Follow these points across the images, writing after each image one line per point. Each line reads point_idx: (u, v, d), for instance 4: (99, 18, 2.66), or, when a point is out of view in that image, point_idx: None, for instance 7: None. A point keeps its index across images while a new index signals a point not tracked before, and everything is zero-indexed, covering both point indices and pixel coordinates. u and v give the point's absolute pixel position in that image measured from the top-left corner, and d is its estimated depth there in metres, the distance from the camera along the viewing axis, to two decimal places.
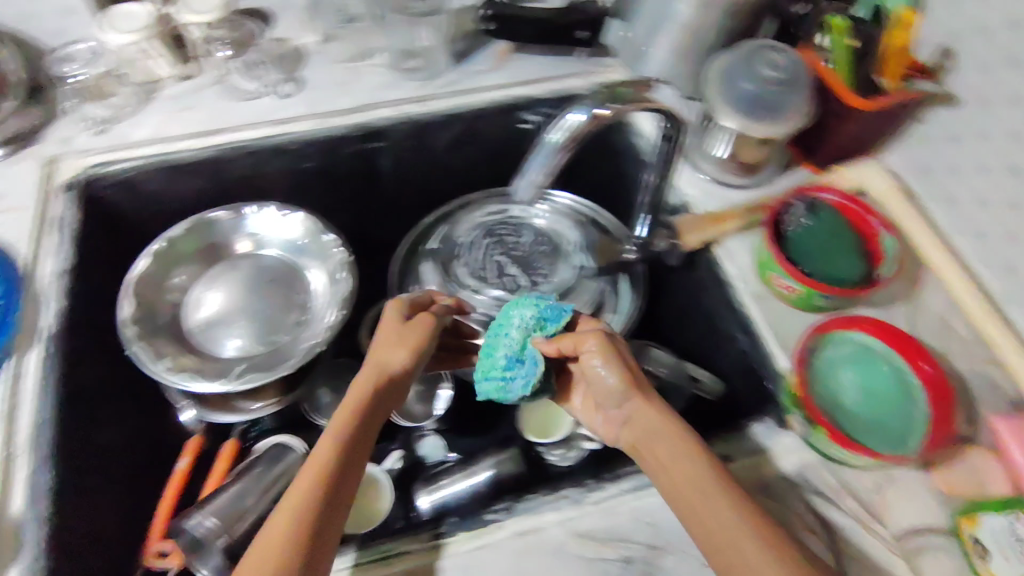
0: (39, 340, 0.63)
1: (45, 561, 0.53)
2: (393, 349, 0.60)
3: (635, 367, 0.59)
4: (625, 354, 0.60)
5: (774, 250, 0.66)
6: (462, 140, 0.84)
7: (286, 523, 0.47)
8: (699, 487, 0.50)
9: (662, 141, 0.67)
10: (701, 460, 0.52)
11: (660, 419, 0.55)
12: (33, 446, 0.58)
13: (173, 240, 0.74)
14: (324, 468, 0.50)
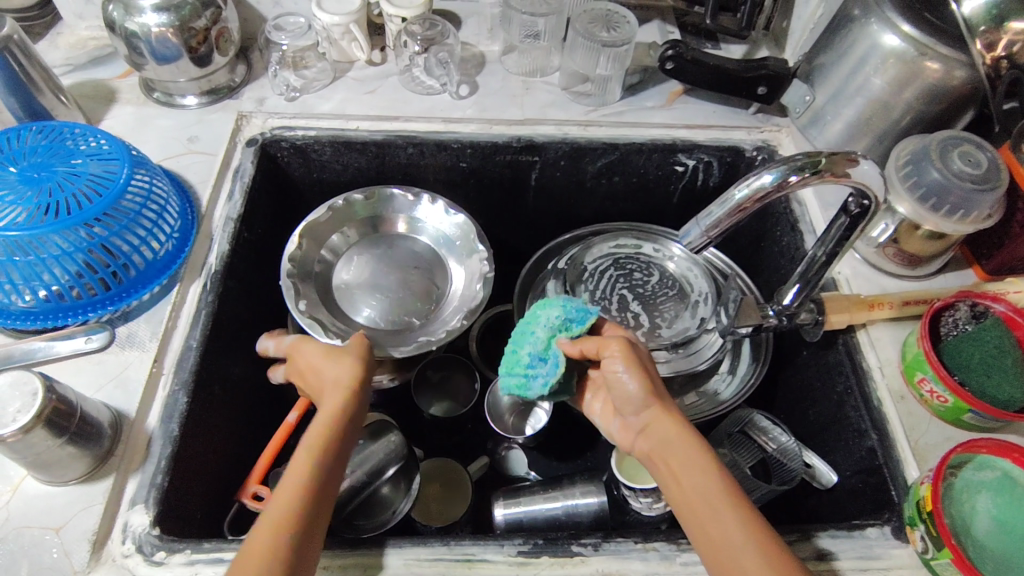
0: (201, 275, 0.68)
1: (162, 478, 0.57)
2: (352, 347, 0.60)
3: (654, 374, 0.57)
4: (649, 365, 0.57)
5: (928, 351, 0.62)
6: (613, 169, 0.85)
7: (285, 513, 0.47)
8: (717, 511, 0.48)
9: (847, 215, 0.58)
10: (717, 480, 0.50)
11: (676, 427, 0.53)
12: (176, 369, 0.63)
13: (352, 201, 0.79)
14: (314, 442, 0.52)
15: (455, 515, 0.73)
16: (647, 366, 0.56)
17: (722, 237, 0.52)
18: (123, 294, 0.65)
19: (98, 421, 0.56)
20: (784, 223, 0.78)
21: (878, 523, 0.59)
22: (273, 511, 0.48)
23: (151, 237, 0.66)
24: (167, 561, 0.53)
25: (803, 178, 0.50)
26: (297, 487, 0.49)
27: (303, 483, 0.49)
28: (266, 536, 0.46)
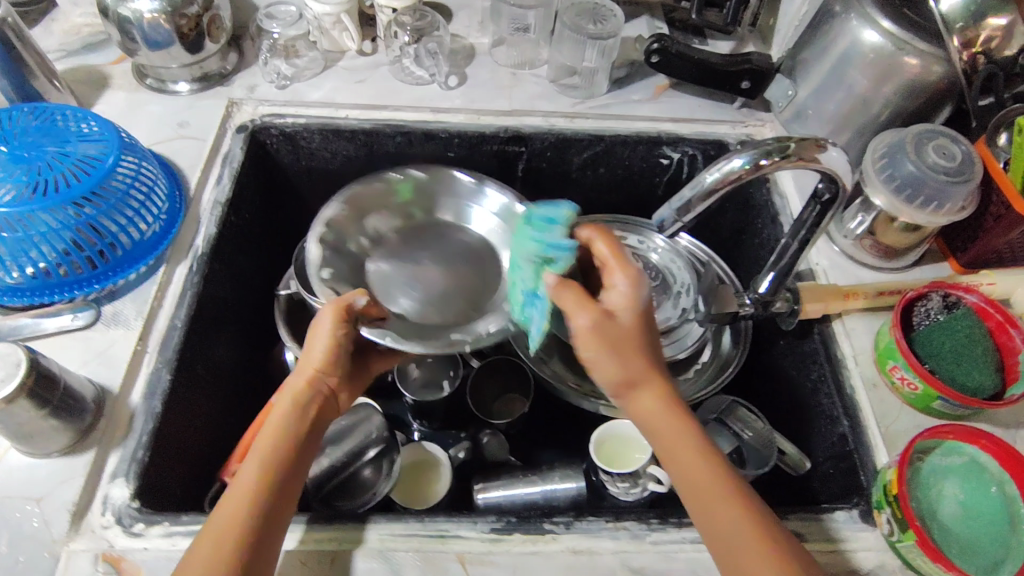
0: (188, 257, 0.69)
1: (143, 453, 0.58)
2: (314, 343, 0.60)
3: (635, 345, 0.56)
4: (624, 336, 0.55)
5: (900, 339, 0.63)
6: (598, 161, 0.86)
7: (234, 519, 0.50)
8: (709, 490, 0.51)
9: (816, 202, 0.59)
10: (702, 461, 0.53)
11: (661, 410, 0.55)
12: (161, 347, 0.64)
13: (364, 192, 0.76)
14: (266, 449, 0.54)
15: (437, 496, 0.74)
16: (619, 346, 0.55)
17: (692, 220, 0.53)
18: (110, 273, 0.66)
19: (81, 395, 0.57)
20: (764, 215, 0.80)
21: (846, 507, 0.60)
22: (219, 520, 0.50)
23: (138, 218, 0.67)
24: (145, 533, 0.54)
25: (774, 161, 0.51)
26: (243, 496, 0.51)
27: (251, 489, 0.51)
28: (223, 534, 0.49)
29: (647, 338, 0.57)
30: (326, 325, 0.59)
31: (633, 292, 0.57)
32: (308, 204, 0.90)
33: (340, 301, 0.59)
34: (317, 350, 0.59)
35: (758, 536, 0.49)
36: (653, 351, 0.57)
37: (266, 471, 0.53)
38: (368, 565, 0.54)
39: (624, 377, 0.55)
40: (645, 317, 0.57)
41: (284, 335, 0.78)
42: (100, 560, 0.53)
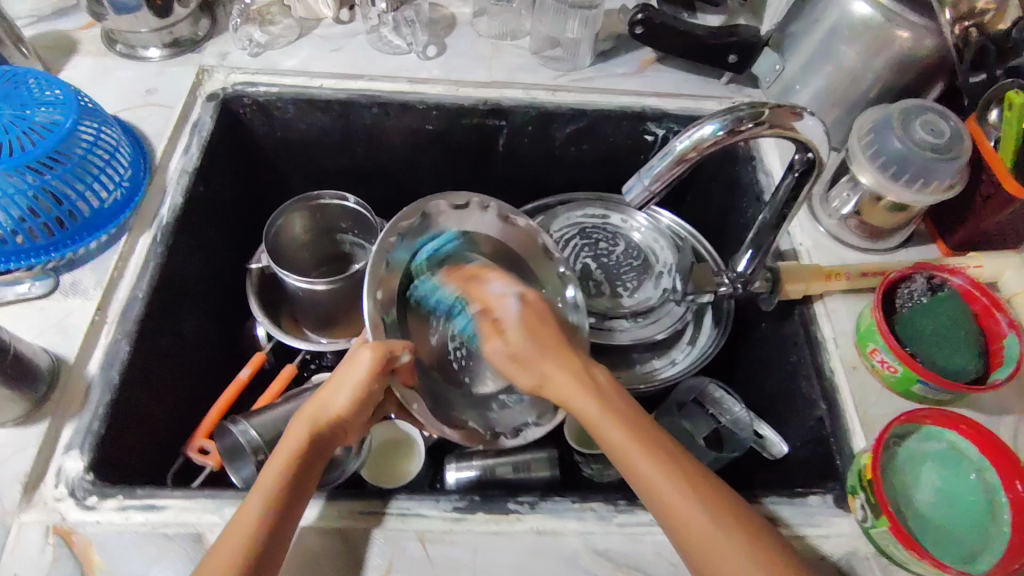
0: (153, 227, 0.68)
1: (99, 425, 0.57)
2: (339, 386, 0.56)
3: (534, 345, 0.57)
4: (520, 345, 0.57)
5: (881, 321, 0.61)
6: (581, 137, 0.84)
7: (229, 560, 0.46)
8: (628, 456, 0.51)
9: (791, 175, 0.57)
10: (614, 431, 0.52)
11: (570, 388, 0.54)
12: (121, 318, 0.62)
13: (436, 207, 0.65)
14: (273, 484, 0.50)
15: (409, 475, 0.73)
16: (524, 362, 0.56)
17: (664, 190, 0.51)
18: (68, 241, 0.64)
19: (33, 364, 0.55)
20: (749, 194, 0.78)
21: (820, 491, 0.59)
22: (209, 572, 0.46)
23: (99, 185, 0.65)
24: (99, 506, 0.53)
25: (746, 129, 0.49)
26: (242, 533, 0.47)
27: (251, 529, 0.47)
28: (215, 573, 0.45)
29: (534, 327, 0.58)
30: (362, 366, 0.55)
31: (510, 305, 0.60)
32: (283, 177, 0.88)
33: (384, 345, 0.56)
34: (343, 394, 0.56)
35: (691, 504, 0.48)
36: (544, 333, 0.57)
37: (276, 507, 0.49)
38: (325, 542, 0.52)
39: (535, 381, 0.56)
40: (526, 310, 0.59)
41: (254, 309, 0.77)
42: (50, 533, 0.51)
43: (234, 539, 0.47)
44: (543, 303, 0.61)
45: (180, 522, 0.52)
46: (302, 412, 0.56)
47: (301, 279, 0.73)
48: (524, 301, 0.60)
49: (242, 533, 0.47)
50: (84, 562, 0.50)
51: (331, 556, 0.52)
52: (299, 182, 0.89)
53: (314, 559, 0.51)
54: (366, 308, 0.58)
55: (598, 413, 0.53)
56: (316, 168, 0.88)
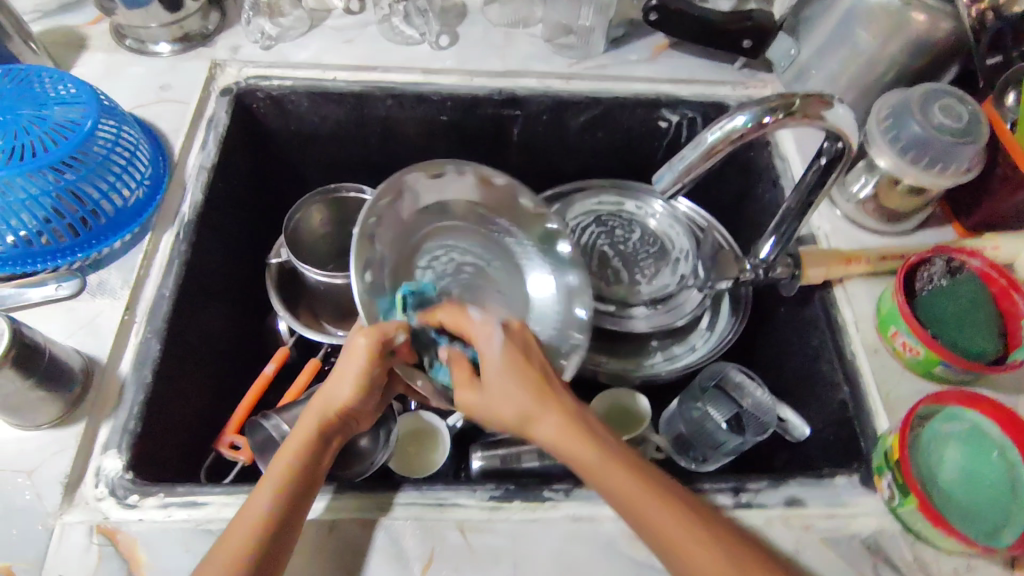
0: (175, 224, 0.67)
1: (135, 424, 0.57)
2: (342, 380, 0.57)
3: (521, 390, 0.54)
4: (506, 394, 0.54)
5: (903, 304, 0.62)
6: (595, 125, 0.84)
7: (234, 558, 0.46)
8: (624, 493, 0.50)
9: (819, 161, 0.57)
10: (616, 470, 0.51)
11: (557, 434, 0.53)
12: (149, 316, 0.62)
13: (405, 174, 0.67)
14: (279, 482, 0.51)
15: (437, 464, 0.74)
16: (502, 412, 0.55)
17: (694, 181, 0.52)
18: (92, 241, 0.64)
19: (67, 365, 0.55)
20: (765, 179, 0.78)
21: (846, 472, 0.60)
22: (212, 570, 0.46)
23: (120, 184, 0.65)
24: (140, 504, 0.53)
25: (777, 119, 0.49)
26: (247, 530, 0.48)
27: (258, 525, 0.48)
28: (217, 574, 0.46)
29: (519, 367, 0.55)
30: (363, 355, 0.55)
31: (494, 339, 0.57)
32: (297, 171, 0.87)
33: (379, 329, 0.55)
34: (346, 384, 0.56)
35: (687, 529, 0.48)
36: (530, 373, 0.55)
37: (284, 499, 0.50)
38: (368, 533, 0.53)
39: (520, 424, 0.54)
40: (512, 347, 0.56)
41: (276, 304, 0.78)
42: (95, 532, 0.52)
43: (242, 532, 0.48)
44: (527, 334, 0.59)
45: (224, 518, 0.53)
46: (309, 405, 0.57)
47: (321, 271, 0.74)
48: (509, 335, 0.58)
49: (251, 525, 0.48)
50: (131, 559, 0.51)
51: (374, 547, 0.53)
52: (313, 176, 0.89)
53: (359, 551, 0.52)
54: (356, 291, 0.58)
55: (595, 459, 0.51)
56: (330, 161, 0.87)
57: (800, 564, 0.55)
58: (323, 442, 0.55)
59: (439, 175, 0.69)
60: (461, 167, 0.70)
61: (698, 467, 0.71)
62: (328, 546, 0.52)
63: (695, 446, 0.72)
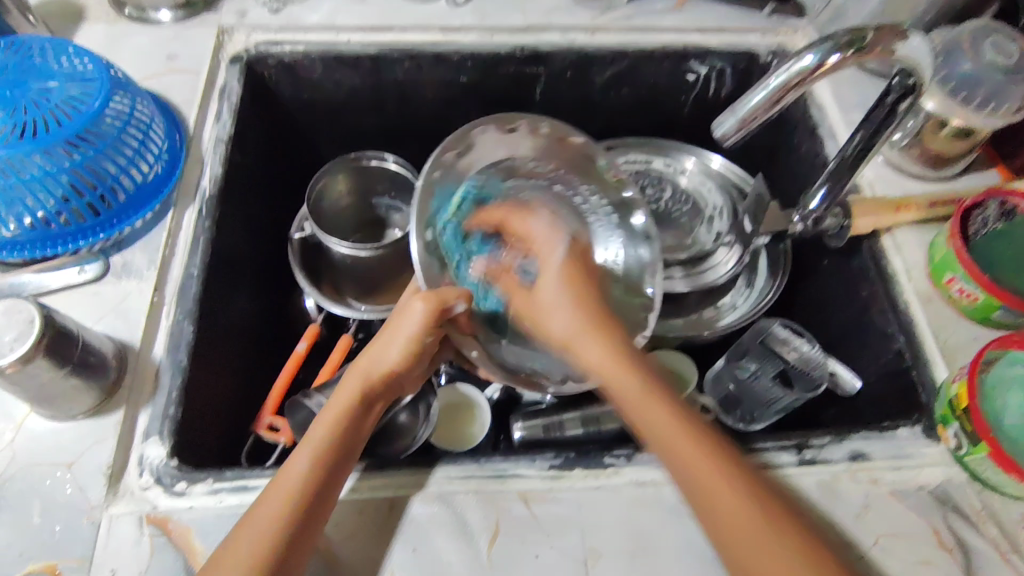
0: (197, 199, 0.64)
1: (175, 409, 0.55)
2: (386, 343, 0.58)
3: (566, 295, 0.59)
4: (556, 299, 0.60)
5: (959, 249, 0.60)
6: (621, 80, 0.80)
7: (277, 507, 0.46)
8: (641, 409, 0.51)
9: (885, 98, 0.54)
10: (633, 379, 0.52)
11: (594, 343, 0.55)
12: (179, 298, 0.59)
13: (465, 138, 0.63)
14: (327, 439, 0.51)
15: (476, 439, 0.71)
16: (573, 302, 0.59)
17: (758, 128, 0.50)
18: (114, 220, 0.61)
19: (101, 352, 0.53)
20: (801, 129, 0.75)
21: (908, 423, 0.58)
22: (254, 521, 0.46)
23: (138, 158, 0.61)
24: (189, 492, 0.51)
25: (847, 57, 0.47)
26: (291, 482, 0.48)
27: (303, 474, 0.48)
28: (263, 523, 0.46)
29: (572, 278, 0.61)
30: (418, 317, 0.56)
31: (557, 249, 0.64)
32: (311, 142, 0.84)
33: (438, 296, 0.56)
34: (394, 347, 0.57)
35: (700, 454, 0.48)
36: (576, 283, 0.60)
37: (325, 460, 0.50)
38: (429, 510, 0.52)
39: (561, 328, 0.58)
40: (570, 261, 0.62)
41: (301, 281, 0.74)
42: (144, 523, 0.49)
43: (283, 485, 0.47)
44: (588, 259, 0.64)
45: None
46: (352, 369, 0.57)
47: (345, 242, 0.71)
48: (571, 249, 0.64)
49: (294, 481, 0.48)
50: (186, 549, 0.49)
51: (438, 523, 0.51)
52: (329, 146, 0.85)
53: (422, 528, 0.51)
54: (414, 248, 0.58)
55: (615, 360, 0.54)
56: (346, 130, 0.84)
57: (870, 518, 0.54)
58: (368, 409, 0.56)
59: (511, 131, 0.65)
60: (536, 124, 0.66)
61: (746, 425, 0.69)
62: (390, 524, 0.51)
63: (742, 404, 0.70)
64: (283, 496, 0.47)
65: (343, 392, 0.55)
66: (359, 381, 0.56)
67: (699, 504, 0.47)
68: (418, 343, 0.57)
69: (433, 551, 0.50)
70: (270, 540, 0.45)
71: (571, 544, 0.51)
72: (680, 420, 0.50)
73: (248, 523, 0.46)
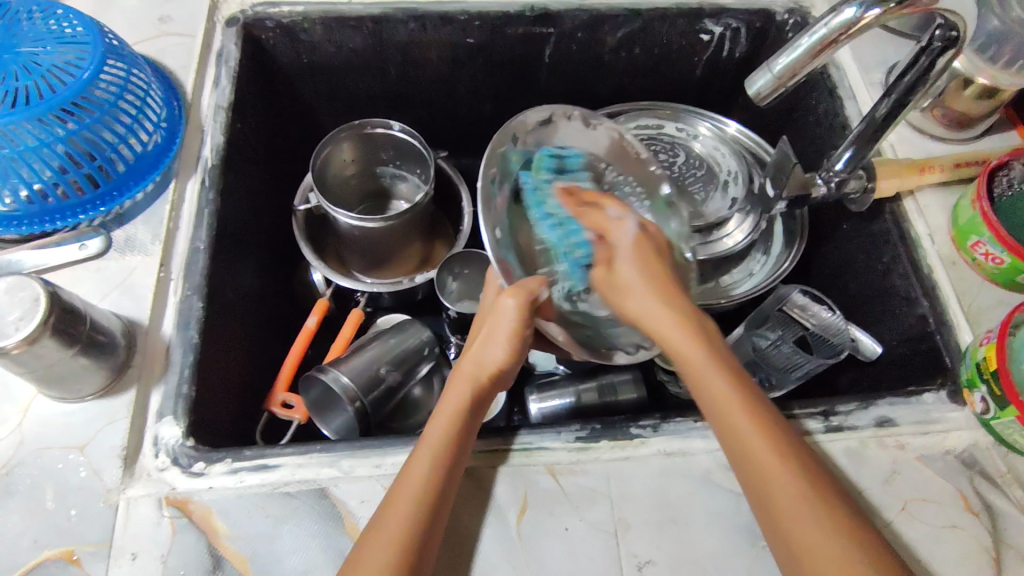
0: (199, 170, 0.62)
1: (188, 388, 0.53)
2: (490, 340, 0.54)
3: (646, 279, 0.53)
4: (632, 279, 0.54)
5: (985, 210, 0.59)
6: (633, 41, 0.77)
7: (399, 527, 0.44)
8: (738, 431, 0.45)
9: (922, 50, 0.52)
10: (729, 392, 0.47)
11: (684, 342, 0.50)
12: (186, 272, 0.57)
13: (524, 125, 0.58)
14: (433, 450, 0.47)
15: (491, 413, 0.69)
16: (663, 289, 0.53)
17: (794, 84, 0.50)
18: (115, 192, 0.58)
19: (108, 330, 0.51)
20: (820, 90, 0.73)
21: (933, 388, 0.58)
22: (373, 546, 0.43)
23: (136, 127, 0.59)
24: (208, 471, 0.49)
25: (888, 10, 0.45)
26: (408, 498, 0.45)
27: (418, 492, 0.45)
28: (378, 542, 0.43)
29: (647, 259, 0.55)
30: (512, 316, 0.52)
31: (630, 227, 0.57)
32: (312, 110, 0.81)
33: (525, 289, 0.51)
34: (498, 344, 0.53)
35: (797, 490, 0.42)
36: (654, 269, 0.54)
37: (440, 474, 0.46)
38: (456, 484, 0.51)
39: (646, 321, 0.52)
40: (643, 242, 0.56)
41: (307, 254, 0.72)
42: (164, 505, 0.48)
43: (395, 515, 0.44)
44: (662, 237, 0.58)
45: (300, 480, 0.49)
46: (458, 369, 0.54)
47: (352, 213, 0.67)
48: (644, 231, 0.57)
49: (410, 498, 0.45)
50: (208, 530, 0.47)
51: (465, 498, 0.50)
52: (330, 115, 0.82)
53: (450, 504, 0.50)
54: (488, 247, 0.51)
55: (712, 367, 0.48)
56: (348, 96, 0.80)
57: (898, 483, 0.53)
58: (475, 410, 0.52)
59: (549, 122, 0.60)
60: (570, 111, 0.61)
61: (768, 393, 0.69)
62: None
63: (763, 370, 0.70)
64: (395, 521, 0.44)
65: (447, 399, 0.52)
66: (466, 388, 0.52)
67: (789, 547, 0.41)
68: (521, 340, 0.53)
69: (462, 526, 0.49)
70: (395, 555, 0.42)
71: (601, 516, 0.50)
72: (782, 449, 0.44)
73: (358, 555, 0.43)
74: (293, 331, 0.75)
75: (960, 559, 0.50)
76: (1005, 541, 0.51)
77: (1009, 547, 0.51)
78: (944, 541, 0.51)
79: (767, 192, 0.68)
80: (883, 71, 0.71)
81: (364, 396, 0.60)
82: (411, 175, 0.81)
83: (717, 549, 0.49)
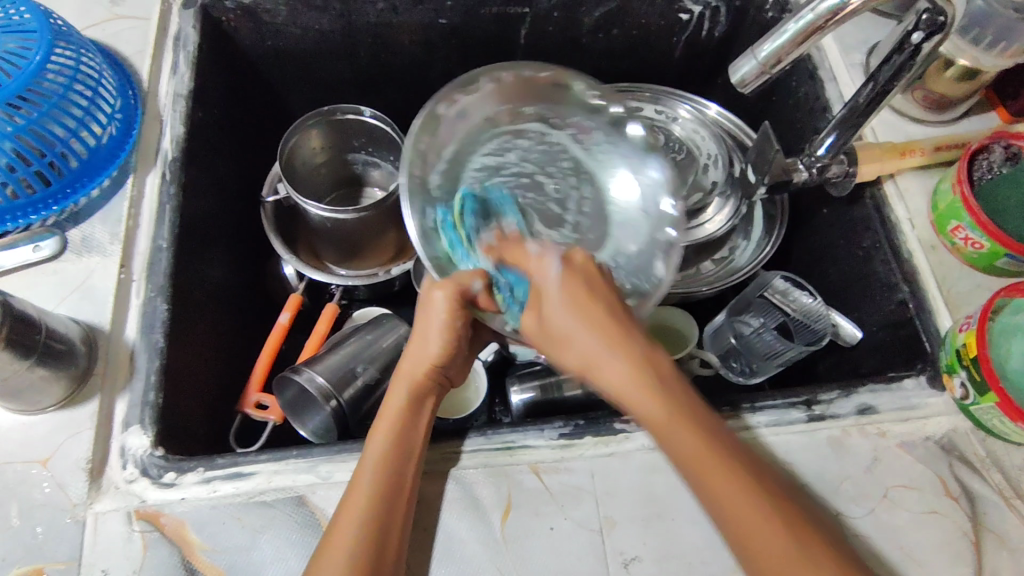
0: (159, 164, 0.59)
1: (156, 394, 0.51)
2: (422, 337, 0.52)
3: (574, 320, 0.46)
4: (563, 323, 0.47)
5: (964, 194, 0.58)
6: (611, 20, 0.75)
7: (353, 535, 0.43)
8: (670, 433, 0.43)
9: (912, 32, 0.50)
10: (694, 432, 0.43)
11: (619, 374, 0.45)
12: (148, 273, 0.54)
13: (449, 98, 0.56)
14: (379, 451, 0.47)
15: (471, 407, 0.67)
16: (608, 313, 0.47)
17: (780, 70, 0.48)
18: (68, 189, 0.55)
19: (67, 338, 0.48)
20: (800, 72, 0.72)
21: (913, 374, 0.58)
22: (332, 553, 0.43)
23: (88, 119, 0.55)
24: (179, 482, 0.47)
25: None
26: (359, 502, 0.44)
27: (367, 499, 0.44)
28: (335, 550, 0.43)
29: (580, 302, 0.47)
30: (440, 309, 0.50)
31: (550, 267, 0.49)
32: (279, 95, 0.77)
33: (453, 281, 0.49)
34: (431, 342, 0.51)
35: (786, 551, 0.39)
36: (587, 299, 0.47)
37: (388, 475, 0.45)
38: (438, 486, 0.50)
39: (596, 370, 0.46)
40: (572, 279, 0.48)
41: (277, 247, 0.69)
42: (134, 519, 0.46)
43: (350, 521, 0.44)
44: (594, 264, 0.49)
45: (276, 488, 0.48)
46: (396, 369, 0.52)
47: (323, 205, 0.64)
48: (569, 266, 0.49)
49: (362, 505, 0.44)
50: (181, 544, 0.46)
51: (447, 501, 0.49)
52: (298, 101, 0.79)
53: (433, 507, 0.49)
54: (415, 240, 0.49)
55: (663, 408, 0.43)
56: (316, 80, 0.77)
57: (880, 471, 0.54)
58: (416, 409, 0.50)
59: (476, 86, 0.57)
60: (506, 73, 0.59)
61: (746, 378, 0.70)
62: None
63: (744, 356, 0.71)
64: (348, 529, 0.43)
65: (386, 402, 0.51)
66: (405, 386, 0.51)
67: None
68: (457, 333, 0.51)
69: (445, 530, 0.48)
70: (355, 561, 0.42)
71: (586, 514, 0.50)
72: (708, 439, 0.42)
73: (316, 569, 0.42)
74: (266, 326, 0.73)
75: (941, 545, 0.51)
76: (983, 525, 0.52)
77: (988, 531, 0.51)
78: (925, 527, 0.51)
79: (750, 177, 0.67)
80: (864, 52, 0.70)
81: (341, 395, 0.58)
82: (385, 162, 0.78)
83: (702, 542, 0.49)
